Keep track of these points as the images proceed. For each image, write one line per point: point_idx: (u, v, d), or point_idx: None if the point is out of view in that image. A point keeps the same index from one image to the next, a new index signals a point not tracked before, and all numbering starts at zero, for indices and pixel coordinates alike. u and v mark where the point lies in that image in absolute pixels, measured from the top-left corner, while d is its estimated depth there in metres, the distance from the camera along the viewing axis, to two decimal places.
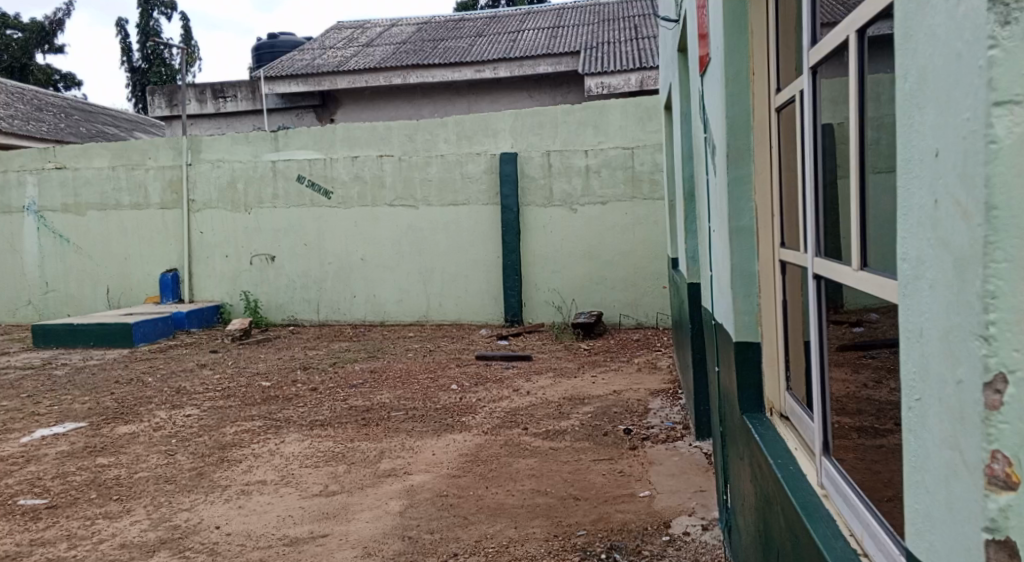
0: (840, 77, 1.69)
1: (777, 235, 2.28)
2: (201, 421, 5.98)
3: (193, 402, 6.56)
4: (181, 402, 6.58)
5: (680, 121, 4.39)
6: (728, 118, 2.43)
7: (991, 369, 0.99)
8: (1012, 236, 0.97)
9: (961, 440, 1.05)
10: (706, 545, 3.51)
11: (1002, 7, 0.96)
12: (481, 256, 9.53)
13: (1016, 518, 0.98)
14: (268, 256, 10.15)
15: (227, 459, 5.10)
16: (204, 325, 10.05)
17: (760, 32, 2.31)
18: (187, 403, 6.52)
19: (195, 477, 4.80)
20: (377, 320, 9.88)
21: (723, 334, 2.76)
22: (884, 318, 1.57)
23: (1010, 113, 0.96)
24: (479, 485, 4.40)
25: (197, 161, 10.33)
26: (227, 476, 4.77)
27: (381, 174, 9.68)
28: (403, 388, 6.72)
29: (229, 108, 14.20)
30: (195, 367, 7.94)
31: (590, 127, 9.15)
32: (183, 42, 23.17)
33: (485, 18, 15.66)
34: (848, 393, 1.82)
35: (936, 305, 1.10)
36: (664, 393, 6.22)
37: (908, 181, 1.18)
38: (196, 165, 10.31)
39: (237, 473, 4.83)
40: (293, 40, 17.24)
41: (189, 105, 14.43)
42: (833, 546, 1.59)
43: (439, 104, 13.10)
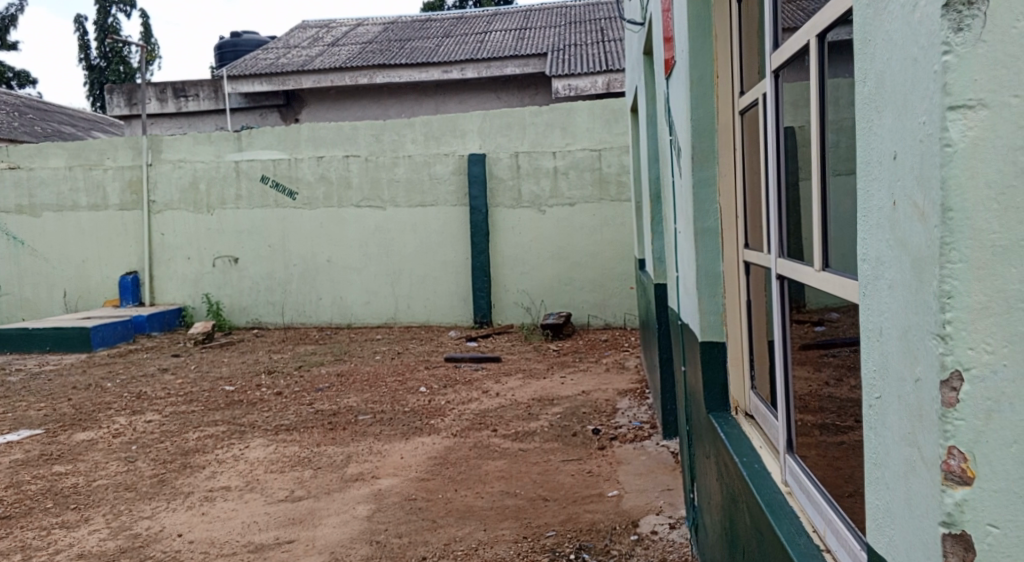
0: (801, 81, 1.71)
1: (741, 236, 2.31)
2: (162, 427, 5.91)
3: (153, 407, 6.49)
4: (142, 407, 6.51)
5: (646, 123, 4.43)
6: (692, 122, 2.45)
7: (947, 366, 1.01)
8: (965, 235, 0.99)
9: (919, 436, 1.07)
10: (672, 544, 3.54)
11: (957, 13, 0.97)
12: (450, 258, 9.51)
13: (970, 511, 1.01)
14: (231, 258, 10.06)
15: (190, 465, 5.05)
16: (165, 329, 9.95)
17: (723, 35, 2.34)
18: (148, 409, 6.45)
19: (156, 484, 4.74)
20: (343, 323, 9.82)
21: (689, 334, 2.79)
22: (846, 317, 1.58)
23: (964, 117, 0.98)
24: (448, 488, 4.40)
25: (158, 161, 10.21)
26: (190, 483, 4.73)
27: (347, 174, 9.63)
28: (371, 391, 6.70)
29: (190, 108, 13.98)
30: (156, 371, 7.85)
31: (558, 128, 9.21)
32: (143, 39, 22.95)
33: (452, 18, 15.65)
34: (811, 391, 1.83)
35: (895, 305, 1.13)
36: (632, 393, 6.25)
37: (868, 183, 1.21)
38: (157, 166, 10.19)
39: (200, 479, 4.79)
40: (256, 39, 17.12)
41: (149, 105, 14.25)
42: (797, 542, 1.62)
43: (407, 105, 13.07)
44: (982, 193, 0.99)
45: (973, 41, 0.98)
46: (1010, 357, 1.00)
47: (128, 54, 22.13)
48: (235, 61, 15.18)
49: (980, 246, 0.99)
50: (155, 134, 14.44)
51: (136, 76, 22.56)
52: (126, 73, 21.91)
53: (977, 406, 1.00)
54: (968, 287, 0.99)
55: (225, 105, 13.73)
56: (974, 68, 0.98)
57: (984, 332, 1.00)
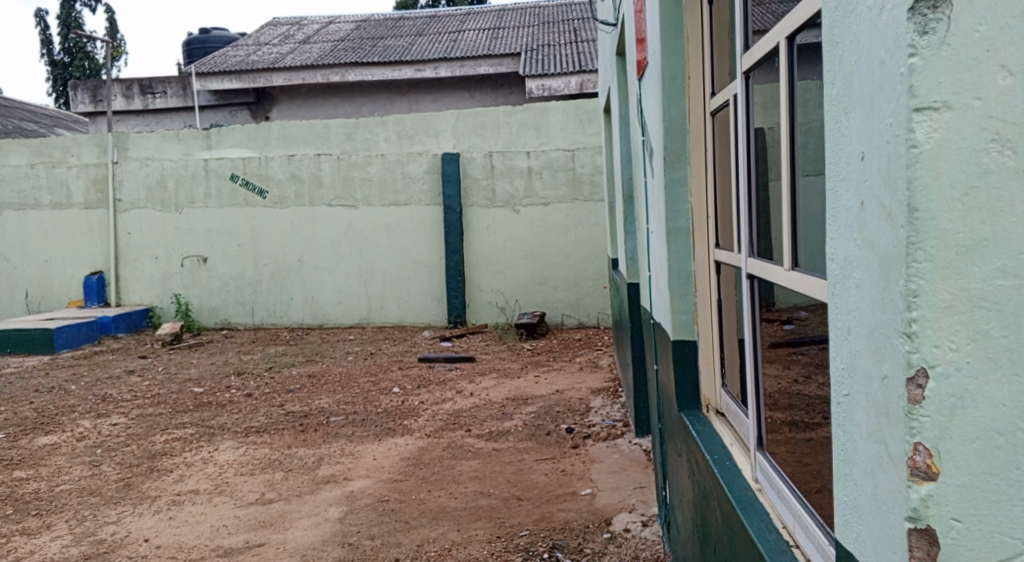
0: (770, 83, 1.74)
1: (712, 236, 2.33)
2: (128, 430, 5.84)
3: (119, 410, 6.41)
4: (107, 410, 6.43)
5: (618, 124, 4.44)
6: (664, 123, 2.47)
7: (913, 364, 1.03)
8: (931, 236, 1.01)
9: (886, 433, 1.09)
10: (645, 541, 3.56)
11: (921, 17, 0.99)
12: (424, 257, 9.49)
13: (935, 506, 1.02)
14: (200, 257, 9.96)
15: (157, 468, 5.00)
16: (131, 330, 9.83)
17: (695, 36, 2.35)
18: (114, 411, 6.37)
19: (122, 488, 4.69)
20: (315, 324, 9.77)
21: (661, 333, 2.81)
22: (814, 316, 1.61)
23: (929, 119, 1.00)
24: (421, 489, 4.39)
25: (124, 159, 10.07)
26: (157, 487, 4.68)
27: (319, 173, 9.58)
28: (343, 392, 6.68)
29: (158, 105, 13.83)
30: (122, 373, 7.76)
31: (531, 128, 9.21)
32: (108, 36, 22.63)
33: (425, 17, 15.63)
34: (780, 389, 1.87)
35: (863, 304, 1.14)
36: (606, 392, 6.28)
37: (837, 183, 1.22)
38: (123, 164, 10.05)
39: (167, 483, 4.74)
40: (225, 35, 16.98)
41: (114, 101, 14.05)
42: (767, 538, 1.63)
43: (379, 103, 13.01)
44: (946, 194, 1.00)
45: (937, 43, 0.99)
46: (973, 355, 1.02)
47: (92, 50, 21.80)
48: (204, 57, 15.04)
49: (945, 245, 1.01)
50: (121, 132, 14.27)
51: (99, 72, 22.21)
52: (89, 69, 21.53)
53: (942, 403, 1.02)
54: (934, 286, 1.01)
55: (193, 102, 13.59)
56: (939, 71, 0.99)
57: (950, 330, 1.01)
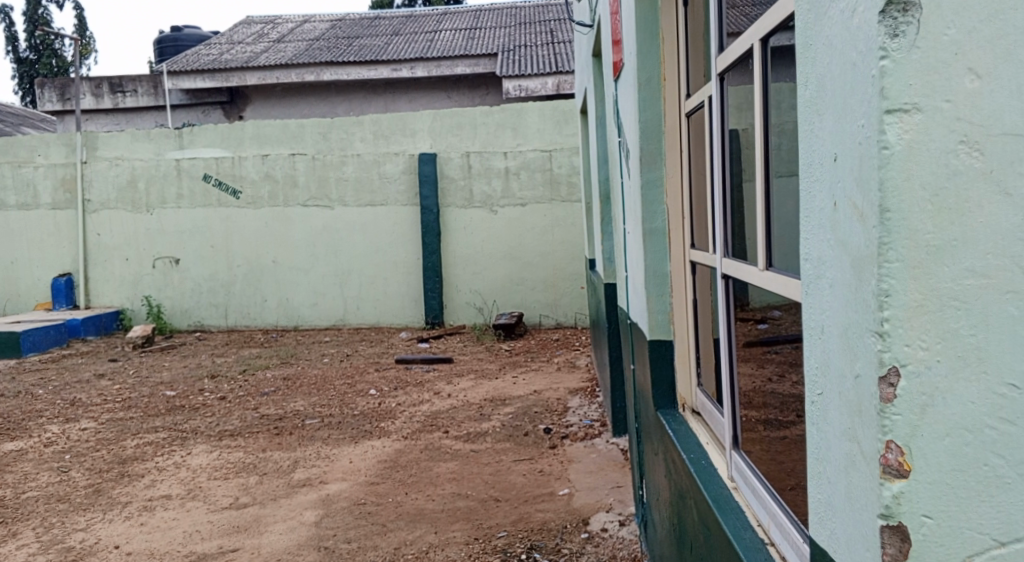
0: (745, 85, 1.75)
1: (687, 236, 2.34)
2: (98, 435, 5.78)
3: (89, 415, 6.34)
4: (76, 415, 6.35)
5: (595, 125, 4.45)
6: (640, 124, 2.48)
7: (885, 363, 1.04)
8: (901, 236, 1.02)
9: (859, 432, 1.10)
10: (622, 541, 3.57)
11: (892, 20, 1.00)
12: (401, 258, 9.47)
13: (907, 503, 1.04)
14: (172, 259, 9.86)
15: (128, 474, 4.95)
16: (101, 333, 9.72)
17: (670, 38, 2.36)
18: (83, 416, 6.30)
19: (91, 494, 4.64)
20: (290, 325, 9.71)
21: (638, 333, 2.83)
22: (787, 315, 1.63)
23: (900, 121, 1.01)
24: (398, 492, 4.38)
25: (93, 158, 9.95)
26: (128, 492, 4.63)
27: (293, 173, 9.52)
28: (319, 395, 6.65)
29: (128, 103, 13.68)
30: (92, 377, 7.67)
31: (509, 128, 9.24)
32: (76, 33, 22.35)
33: (401, 16, 15.60)
34: (754, 388, 1.89)
35: (837, 303, 1.16)
36: (583, 392, 6.29)
37: (809, 184, 1.24)
38: (92, 163, 9.93)
39: (138, 488, 4.69)
40: (197, 33, 16.86)
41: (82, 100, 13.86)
42: (742, 536, 1.65)
43: (355, 103, 12.96)
44: (916, 195, 1.02)
45: (907, 46, 1.00)
46: (943, 353, 1.03)
47: (59, 46, 21.52)
48: (176, 56, 14.89)
49: (916, 245, 1.02)
50: (90, 131, 14.08)
51: (67, 70, 21.92)
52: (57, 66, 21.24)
53: (914, 401, 1.04)
54: (904, 286, 1.02)
55: (165, 101, 13.45)
56: (909, 74, 1.01)
57: (919, 329, 1.03)
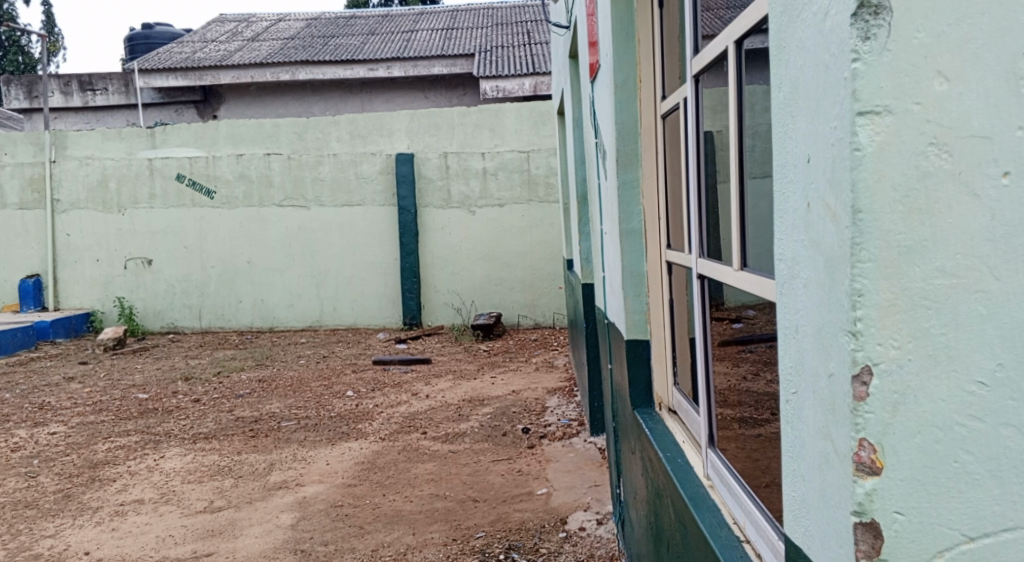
0: (719, 87, 1.76)
1: (663, 237, 2.36)
2: (68, 439, 5.72)
3: (58, 419, 6.26)
4: (45, 419, 6.27)
5: (572, 126, 4.47)
6: (617, 125, 2.49)
7: (858, 361, 1.05)
8: (874, 237, 1.03)
9: (832, 430, 1.12)
10: (600, 540, 3.59)
11: (863, 23, 1.02)
12: (378, 258, 9.45)
13: (879, 500, 1.05)
14: (143, 260, 9.73)
15: (98, 478, 4.90)
16: (71, 335, 9.58)
17: (646, 39, 2.38)
18: (52, 420, 6.22)
19: (61, 500, 4.58)
20: (265, 326, 9.65)
21: (615, 333, 2.84)
22: (761, 315, 1.65)
23: (871, 122, 1.02)
24: (375, 493, 4.37)
25: (62, 158, 9.81)
26: (98, 497, 4.59)
27: (268, 173, 9.47)
28: (295, 396, 6.62)
29: (99, 102, 13.53)
30: (61, 380, 7.58)
31: (486, 129, 9.29)
32: (44, 29, 22.03)
33: (377, 16, 15.57)
34: (729, 386, 1.92)
35: (810, 304, 1.17)
36: (561, 392, 6.30)
37: (783, 185, 1.25)
38: (61, 162, 9.79)
39: (109, 493, 4.65)
40: (169, 31, 16.72)
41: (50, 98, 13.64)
42: (718, 534, 1.66)
43: (331, 102, 12.90)
44: (888, 196, 1.03)
45: (879, 49, 1.02)
46: (915, 352, 1.05)
47: (27, 43, 21.21)
48: (147, 53, 14.73)
49: (888, 246, 1.04)
50: (58, 129, 13.87)
51: (34, 67, 21.57)
52: (24, 63, 20.91)
53: (885, 400, 1.05)
54: (877, 285, 1.04)
55: (136, 100, 13.31)
56: (881, 76, 1.02)
57: (892, 327, 1.04)
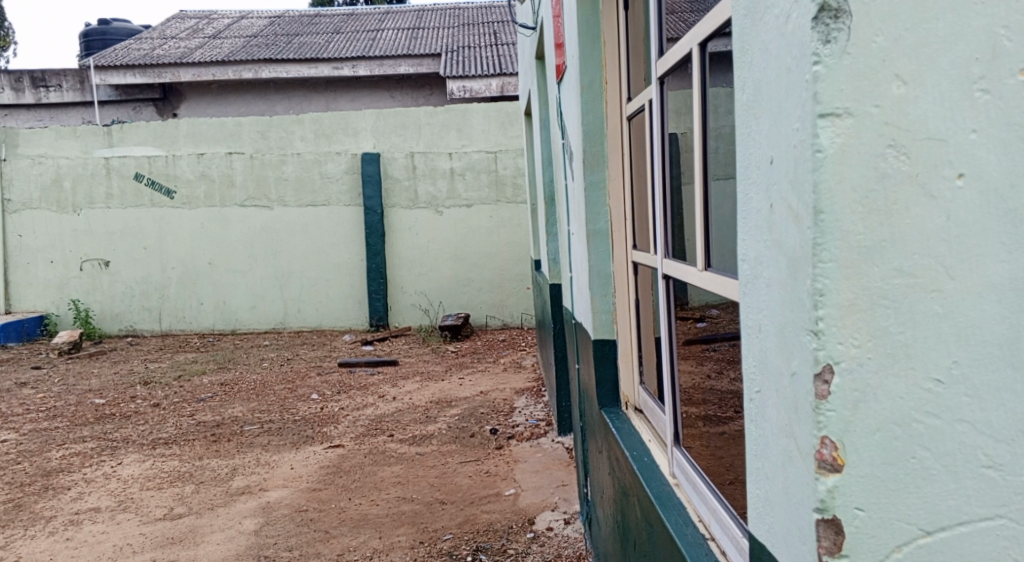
0: (684, 89, 1.77)
1: (629, 238, 2.37)
2: (21, 447, 5.61)
3: (10, 426, 6.14)
4: None
5: (539, 127, 4.47)
6: (583, 126, 2.50)
7: (820, 361, 1.07)
8: (835, 238, 1.05)
9: (795, 427, 1.13)
10: (567, 539, 3.60)
11: (824, 26, 1.03)
12: (343, 260, 9.39)
13: (841, 497, 1.07)
14: (100, 261, 9.53)
15: (53, 487, 4.82)
16: (24, 339, 9.21)
17: (612, 41, 2.39)
18: (4, 427, 6.09)
19: (12, 510, 4.49)
20: (227, 329, 9.55)
21: (582, 332, 2.85)
22: (724, 314, 1.68)
23: (832, 124, 1.04)
24: (341, 497, 4.35)
25: (13, 156, 9.55)
26: (52, 506, 4.51)
27: (230, 172, 9.35)
28: (258, 400, 6.56)
29: (52, 99, 13.17)
30: (14, 386, 7.42)
31: (453, 130, 9.35)
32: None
33: (342, 14, 15.49)
34: (693, 385, 1.96)
35: (774, 303, 1.18)
36: (529, 392, 6.32)
37: (747, 186, 1.26)
38: (13, 161, 9.51)
39: (64, 502, 4.57)
40: (127, 27, 16.50)
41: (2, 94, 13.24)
42: (684, 532, 1.67)
43: (295, 101, 12.81)
44: (849, 196, 1.05)
45: (838, 52, 1.03)
46: (874, 350, 1.06)
47: None
48: (104, 50, 14.48)
49: (848, 246, 1.05)
50: (9, 127, 13.48)
51: None
52: None
53: (846, 398, 1.07)
54: (838, 285, 1.05)
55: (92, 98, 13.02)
56: (841, 80, 1.04)
57: (852, 327, 1.06)
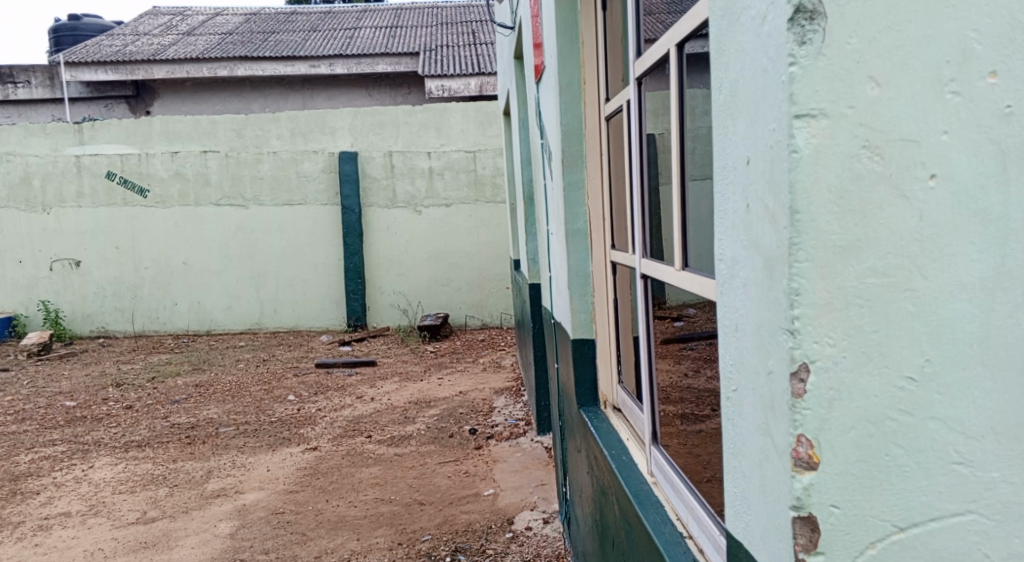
0: (662, 90, 1.78)
1: (608, 238, 2.38)
2: None
3: None
4: None
5: (518, 127, 4.48)
6: (561, 126, 2.51)
7: (796, 359, 1.07)
8: (810, 238, 1.06)
9: (772, 426, 1.14)
10: (546, 538, 3.61)
11: (800, 27, 1.04)
12: (321, 260, 9.35)
13: (816, 494, 1.08)
14: (71, 261, 9.41)
15: (22, 491, 4.76)
16: None
17: (590, 41, 2.39)
18: None
19: None
20: (202, 329, 9.48)
21: (561, 332, 2.86)
22: (701, 313, 1.68)
23: (808, 125, 1.05)
24: (318, 499, 4.33)
25: None
26: (21, 511, 4.45)
27: (205, 171, 9.27)
28: (234, 401, 6.52)
29: (20, 95, 12.86)
30: None
31: (433, 129, 9.42)
32: None
33: (319, 12, 15.42)
34: (672, 383, 1.93)
35: (751, 302, 1.19)
36: (508, 391, 6.33)
37: (723, 186, 1.27)
38: None
39: (33, 507, 4.51)
40: (98, 23, 16.36)
41: None
42: (662, 530, 1.68)
43: (271, 100, 12.75)
44: (825, 197, 1.06)
45: (814, 53, 1.04)
46: (850, 349, 1.07)
47: None
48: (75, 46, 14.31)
49: (823, 246, 1.06)
50: None
51: None
52: None
53: (821, 396, 1.08)
54: (813, 285, 1.06)
55: (63, 94, 12.80)
56: (817, 81, 1.04)
57: (828, 326, 1.07)
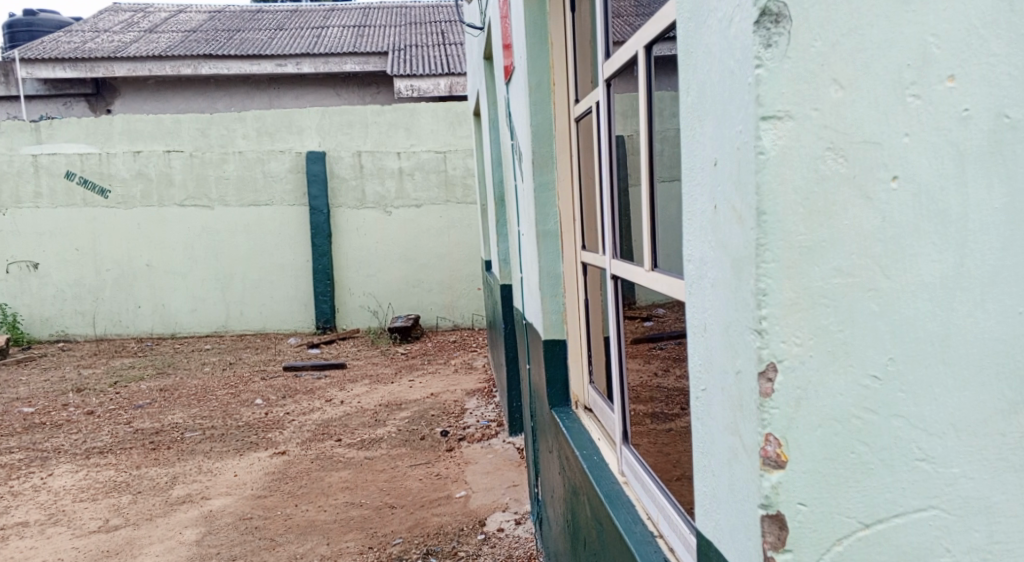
0: (630, 91, 1.79)
1: (579, 238, 2.38)
2: None
3: None
4: None
5: (488, 127, 4.48)
6: (532, 126, 2.51)
7: (763, 359, 1.08)
8: (778, 238, 1.07)
9: (740, 425, 1.15)
10: (518, 540, 3.62)
11: (765, 30, 1.05)
12: (289, 261, 9.30)
13: (784, 492, 1.09)
14: (29, 263, 9.21)
15: None
16: None
17: (559, 42, 2.40)
18: None
19: None
20: (166, 332, 9.37)
21: (532, 332, 2.87)
22: (670, 313, 1.69)
23: (773, 127, 1.06)
24: (287, 504, 4.29)
25: None
26: None
27: (169, 171, 9.13)
28: (200, 406, 6.45)
29: None
30: None
31: (401, 129, 9.45)
32: None
33: (285, 10, 15.31)
34: (643, 383, 1.93)
35: (718, 302, 1.20)
36: (480, 393, 6.33)
37: (690, 186, 1.28)
38: None
39: None
40: (56, 19, 16.11)
41: None
42: (633, 529, 1.69)
43: (237, 99, 12.65)
44: (790, 198, 1.07)
45: (779, 57, 1.05)
46: (816, 349, 1.09)
47: None
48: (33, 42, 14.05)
49: (790, 247, 1.07)
50: None
51: None
52: None
53: (789, 394, 1.09)
54: (780, 285, 1.07)
55: (19, 92, 12.57)
56: (783, 83, 1.06)
57: (795, 326, 1.08)
